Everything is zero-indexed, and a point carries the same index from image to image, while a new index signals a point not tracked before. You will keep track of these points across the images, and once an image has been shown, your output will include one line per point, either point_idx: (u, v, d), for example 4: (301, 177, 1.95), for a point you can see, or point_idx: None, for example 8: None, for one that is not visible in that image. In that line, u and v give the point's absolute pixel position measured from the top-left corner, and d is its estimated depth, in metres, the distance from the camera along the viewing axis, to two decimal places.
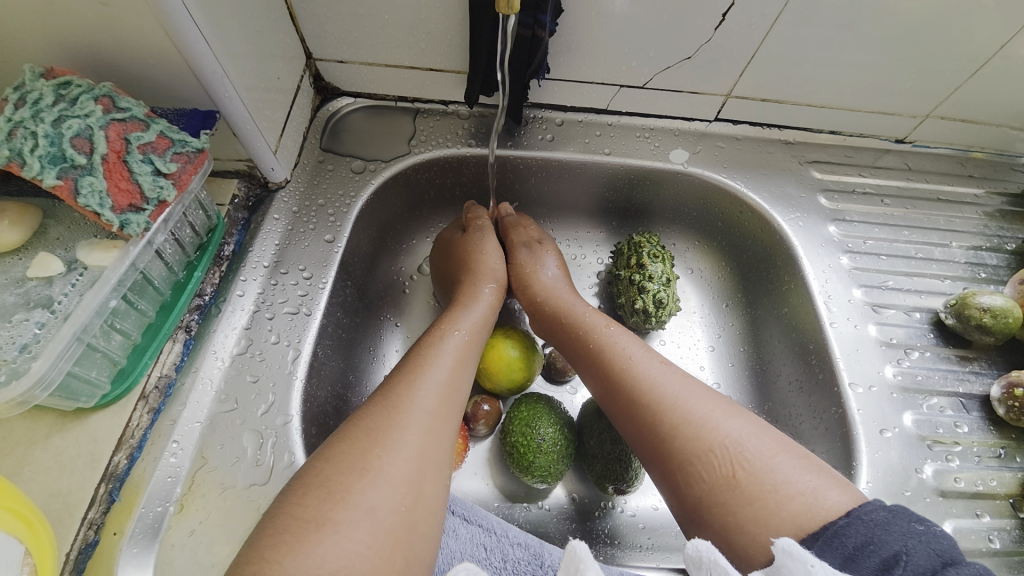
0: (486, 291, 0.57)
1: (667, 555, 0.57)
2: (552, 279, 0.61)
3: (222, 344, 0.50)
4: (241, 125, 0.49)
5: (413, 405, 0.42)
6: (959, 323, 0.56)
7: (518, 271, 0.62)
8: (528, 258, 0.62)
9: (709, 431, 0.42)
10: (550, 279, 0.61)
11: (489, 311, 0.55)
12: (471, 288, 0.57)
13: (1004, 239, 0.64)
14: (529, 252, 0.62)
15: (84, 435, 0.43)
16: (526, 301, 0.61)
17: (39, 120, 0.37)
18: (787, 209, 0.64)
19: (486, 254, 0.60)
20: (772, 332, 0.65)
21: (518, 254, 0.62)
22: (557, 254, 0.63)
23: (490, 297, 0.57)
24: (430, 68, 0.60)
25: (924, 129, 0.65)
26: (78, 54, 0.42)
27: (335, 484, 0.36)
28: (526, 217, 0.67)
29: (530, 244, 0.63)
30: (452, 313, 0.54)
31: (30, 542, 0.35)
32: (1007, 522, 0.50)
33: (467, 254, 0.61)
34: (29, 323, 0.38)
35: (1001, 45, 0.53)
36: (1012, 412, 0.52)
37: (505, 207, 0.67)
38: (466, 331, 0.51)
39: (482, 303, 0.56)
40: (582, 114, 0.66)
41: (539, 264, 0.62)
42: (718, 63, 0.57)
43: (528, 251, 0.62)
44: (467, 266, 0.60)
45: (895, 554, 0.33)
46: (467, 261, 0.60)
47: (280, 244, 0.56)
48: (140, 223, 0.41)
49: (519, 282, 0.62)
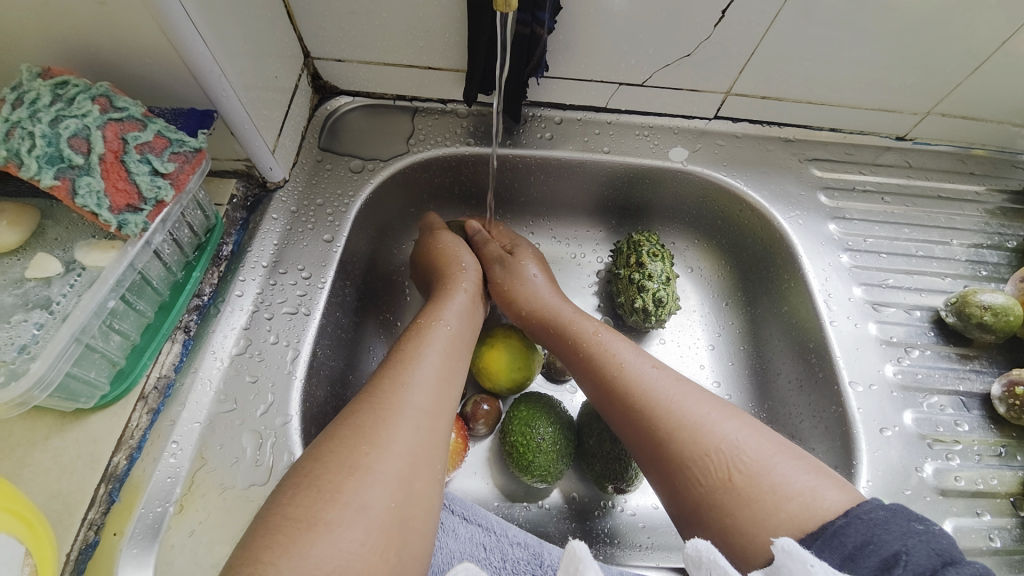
0: (471, 290, 0.57)
1: (667, 554, 0.57)
2: (536, 286, 0.60)
3: (220, 344, 0.49)
4: (239, 124, 0.49)
5: (402, 403, 0.42)
6: (960, 321, 0.56)
7: (499, 287, 0.61)
8: (503, 273, 0.61)
9: (706, 434, 0.42)
10: (533, 285, 0.60)
11: (469, 310, 0.55)
12: (452, 282, 0.57)
13: (1006, 237, 0.64)
14: (503, 267, 0.61)
15: (84, 436, 0.43)
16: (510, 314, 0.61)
17: (36, 120, 0.37)
18: (787, 207, 0.64)
19: (463, 261, 0.60)
20: (772, 331, 0.65)
21: (493, 271, 0.62)
22: (536, 260, 0.63)
23: (468, 284, 0.58)
24: (428, 66, 0.60)
25: (925, 126, 0.65)
26: (75, 54, 0.42)
27: (324, 483, 0.36)
28: (497, 226, 0.67)
29: (503, 258, 0.62)
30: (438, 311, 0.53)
31: (30, 543, 0.35)
32: (1007, 521, 0.50)
33: (441, 264, 0.60)
34: (28, 324, 0.38)
35: (1002, 41, 0.53)
36: (1012, 410, 0.52)
37: (473, 224, 0.65)
38: (451, 323, 0.52)
39: (462, 294, 0.56)
40: (581, 112, 0.65)
41: (518, 277, 0.60)
42: (718, 61, 0.57)
43: (501, 267, 0.61)
44: (453, 263, 0.60)
45: (895, 553, 0.32)
46: (445, 262, 0.60)
47: (278, 243, 0.56)
48: (138, 223, 0.41)
49: (501, 300, 0.61)
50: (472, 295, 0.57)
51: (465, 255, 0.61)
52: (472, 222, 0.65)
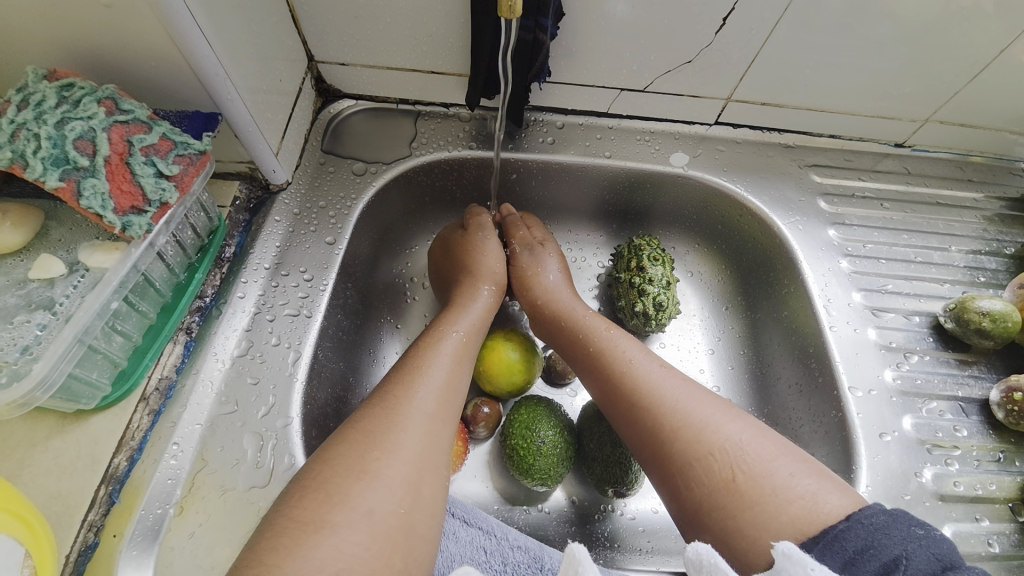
0: (483, 293, 0.57)
1: (667, 558, 0.57)
2: (552, 283, 0.61)
3: (222, 346, 0.50)
4: (242, 127, 0.49)
5: (412, 408, 0.42)
6: (959, 327, 0.56)
7: (519, 273, 0.62)
8: (529, 260, 0.62)
9: (709, 434, 0.42)
10: (550, 282, 0.61)
11: (484, 318, 0.55)
12: (467, 290, 0.57)
13: (1004, 243, 0.64)
14: (530, 254, 0.62)
15: (84, 436, 0.43)
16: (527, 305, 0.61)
17: (42, 122, 0.37)
18: (787, 212, 0.64)
19: (479, 258, 0.60)
20: (772, 336, 0.65)
21: (520, 256, 0.62)
22: (560, 258, 0.63)
23: (485, 296, 0.57)
24: (430, 71, 0.60)
25: (923, 133, 0.65)
26: (80, 56, 0.42)
27: (331, 487, 0.36)
28: (531, 219, 0.67)
29: (532, 247, 0.63)
30: (450, 315, 0.54)
31: (30, 544, 0.35)
32: (1007, 526, 0.50)
33: (464, 255, 0.60)
34: (31, 324, 0.39)
35: (1000, 50, 0.54)
36: (1011, 416, 0.52)
37: (508, 207, 0.67)
38: (463, 332, 0.51)
39: (474, 301, 0.56)
40: (582, 117, 0.66)
41: (539, 266, 0.62)
42: (719, 67, 0.58)
43: (529, 252, 0.62)
44: (469, 267, 0.60)
45: (896, 557, 0.33)
46: (465, 265, 0.60)
47: (280, 246, 0.56)
48: (141, 225, 0.41)
49: (520, 284, 0.62)
50: (489, 300, 0.58)
51: (497, 260, 0.61)
52: (507, 206, 0.67)
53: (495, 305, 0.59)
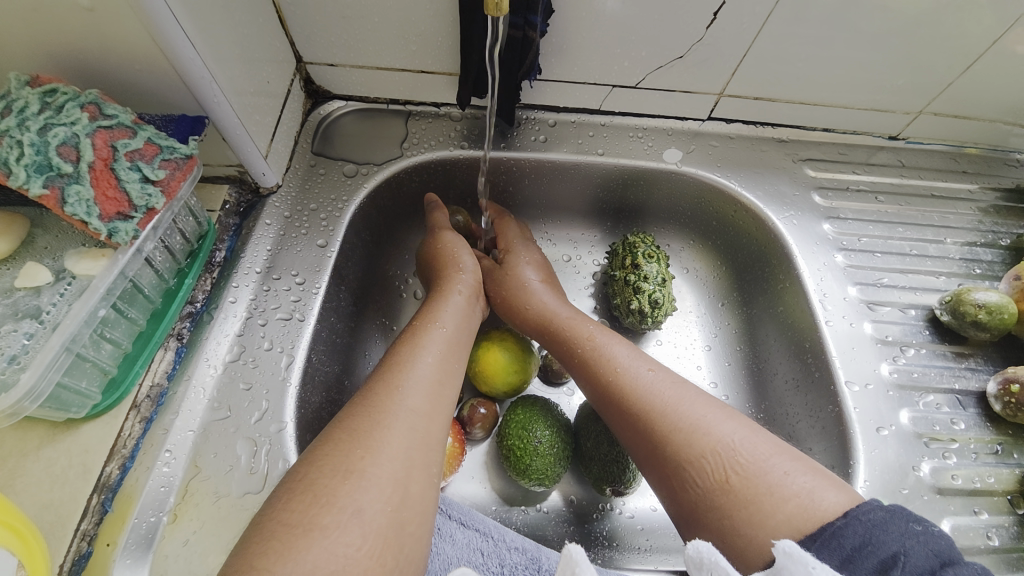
0: (460, 288, 0.57)
1: (667, 556, 0.57)
2: (532, 291, 0.59)
3: (214, 351, 0.49)
4: (230, 130, 0.49)
5: (397, 405, 0.41)
6: (955, 319, 0.56)
7: (500, 292, 0.61)
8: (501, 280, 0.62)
9: (701, 436, 0.42)
10: (530, 289, 0.59)
11: (463, 313, 0.55)
12: (443, 286, 0.57)
13: (999, 235, 0.64)
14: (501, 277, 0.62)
15: (76, 445, 0.43)
16: (504, 311, 0.61)
17: (24, 128, 0.37)
18: (781, 207, 0.64)
19: (461, 261, 0.59)
20: (769, 331, 0.65)
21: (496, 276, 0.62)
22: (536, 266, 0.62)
23: (462, 287, 0.57)
24: (421, 70, 0.60)
25: (917, 125, 0.65)
26: (63, 61, 0.42)
27: (319, 488, 0.36)
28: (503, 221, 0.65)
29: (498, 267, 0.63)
30: (428, 310, 0.53)
31: (23, 555, 0.35)
32: (1005, 519, 0.50)
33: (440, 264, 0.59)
34: (18, 333, 0.38)
35: (994, 40, 0.53)
36: (1008, 408, 0.52)
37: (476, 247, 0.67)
38: (443, 324, 0.51)
39: (452, 301, 0.55)
40: (574, 114, 0.65)
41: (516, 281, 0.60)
42: (710, 62, 0.57)
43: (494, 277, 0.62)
44: (450, 264, 0.59)
45: (894, 554, 0.32)
46: (441, 262, 0.59)
47: (272, 249, 0.56)
48: (128, 231, 0.40)
49: (507, 304, 0.61)
50: (463, 298, 0.56)
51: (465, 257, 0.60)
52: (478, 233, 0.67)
53: (475, 297, 0.58)
